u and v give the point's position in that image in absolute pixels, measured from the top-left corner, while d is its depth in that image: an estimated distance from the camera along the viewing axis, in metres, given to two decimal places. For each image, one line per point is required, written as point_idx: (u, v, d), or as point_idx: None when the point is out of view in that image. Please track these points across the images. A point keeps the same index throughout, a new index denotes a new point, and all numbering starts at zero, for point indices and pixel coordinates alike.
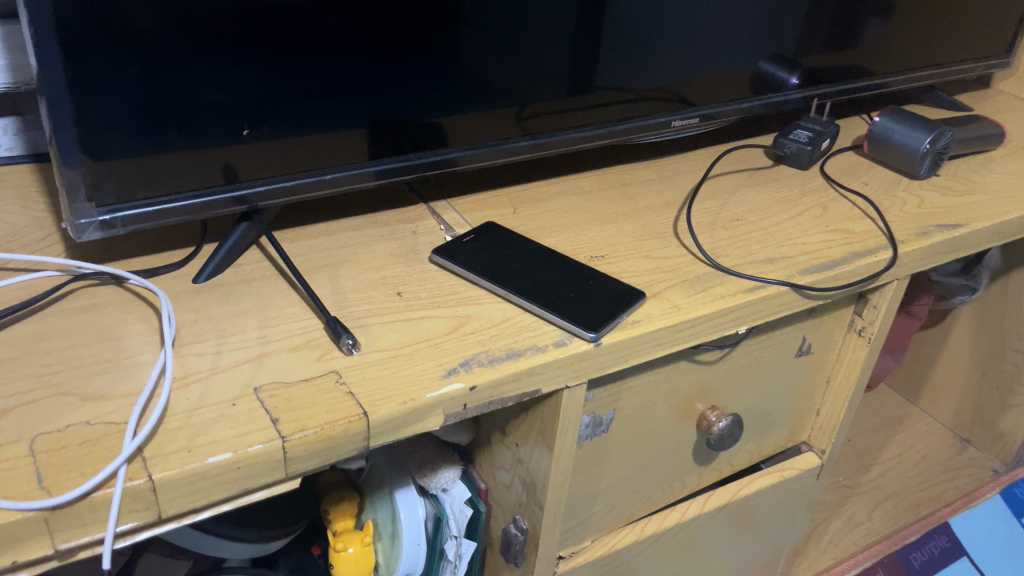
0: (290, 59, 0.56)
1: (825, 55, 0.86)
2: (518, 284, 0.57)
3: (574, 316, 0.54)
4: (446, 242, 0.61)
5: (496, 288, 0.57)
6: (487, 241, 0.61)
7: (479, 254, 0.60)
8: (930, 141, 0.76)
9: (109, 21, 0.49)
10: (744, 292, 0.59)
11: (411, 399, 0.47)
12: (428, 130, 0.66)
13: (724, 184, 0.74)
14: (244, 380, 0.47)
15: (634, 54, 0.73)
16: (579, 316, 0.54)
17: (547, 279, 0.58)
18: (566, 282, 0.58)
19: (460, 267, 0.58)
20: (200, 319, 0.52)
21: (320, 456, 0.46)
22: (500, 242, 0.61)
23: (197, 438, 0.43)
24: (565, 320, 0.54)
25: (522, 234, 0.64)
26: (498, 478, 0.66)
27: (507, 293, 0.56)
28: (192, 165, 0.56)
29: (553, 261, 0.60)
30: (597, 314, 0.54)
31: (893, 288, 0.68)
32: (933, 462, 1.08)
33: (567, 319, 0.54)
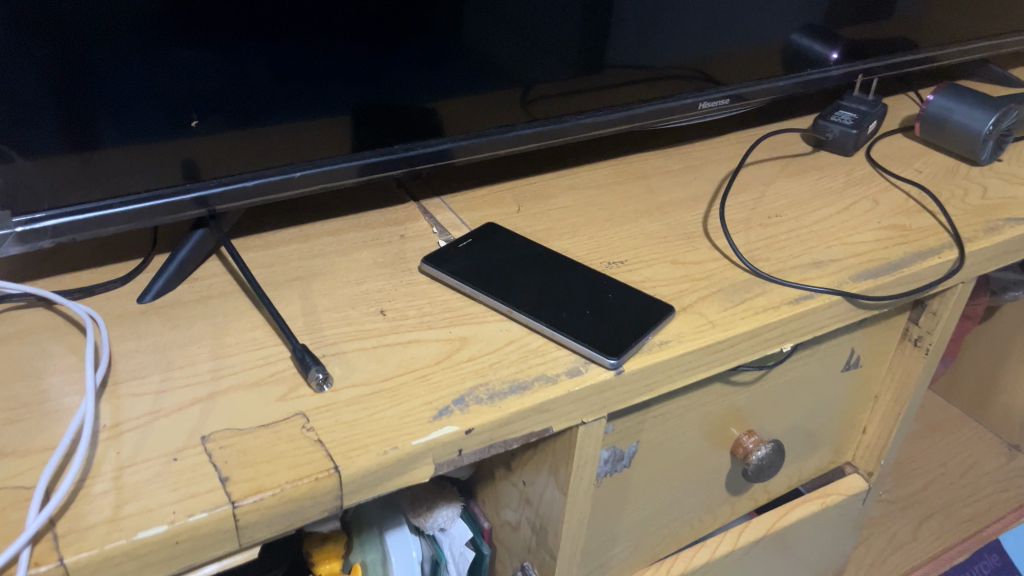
0: (243, 37, 0.47)
1: (869, 26, 0.76)
2: (523, 299, 0.48)
3: (590, 337, 0.45)
4: (439, 248, 0.52)
5: (497, 302, 0.48)
6: (487, 246, 0.53)
7: (478, 262, 0.51)
8: (994, 121, 0.66)
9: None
10: (790, 303, 0.50)
11: (393, 448, 0.39)
12: (419, 116, 0.57)
13: (759, 174, 0.65)
14: (190, 426, 0.39)
15: (654, 26, 0.64)
16: (595, 338, 0.45)
17: (557, 291, 0.49)
18: (579, 294, 0.49)
19: (454, 276, 0.50)
20: (143, 349, 0.43)
21: (281, 523, 0.37)
22: (502, 246, 0.53)
23: (126, 505, 0.35)
24: (578, 342, 0.45)
25: (528, 237, 0.55)
26: (504, 517, 0.58)
27: (510, 308, 0.47)
28: (131, 163, 0.48)
29: (564, 270, 0.51)
30: (618, 336, 0.46)
31: (957, 293, 0.59)
32: (981, 471, 0.99)
33: (581, 340, 0.45)
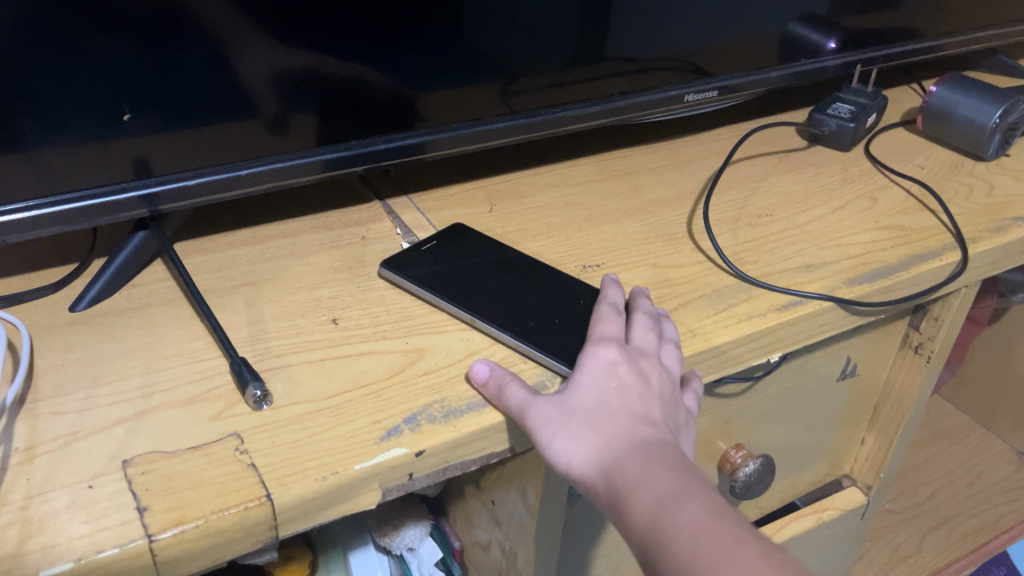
0: (183, 26, 0.43)
1: (870, 14, 0.72)
2: (489, 307, 0.44)
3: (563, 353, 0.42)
4: (400, 251, 0.49)
5: (465, 313, 0.44)
6: (453, 248, 0.49)
7: (441, 267, 0.47)
8: (1001, 114, 0.62)
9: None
10: (777, 311, 0.46)
11: (334, 473, 0.35)
12: (383, 110, 0.53)
13: (750, 171, 0.61)
14: (111, 449, 0.36)
15: (642, 14, 0.60)
16: (565, 352, 0.42)
17: (531, 301, 0.45)
18: (555, 305, 0.45)
19: (421, 283, 0.46)
20: (70, 362, 0.40)
21: (207, 556, 0.34)
22: (469, 249, 0.49)
23: (31, 539, 0.32)
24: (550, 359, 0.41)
25: (498, 239, 0.51)
26: (475, 537, 0.55)
27: (479, 319, 0.44)
28: (59, 161, 0.44)
29: (539, 278, 0.47)
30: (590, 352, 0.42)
31: (960, 297, 0.55)
32: (990, 480, 0.95)
33: (552, 356, 0.41)
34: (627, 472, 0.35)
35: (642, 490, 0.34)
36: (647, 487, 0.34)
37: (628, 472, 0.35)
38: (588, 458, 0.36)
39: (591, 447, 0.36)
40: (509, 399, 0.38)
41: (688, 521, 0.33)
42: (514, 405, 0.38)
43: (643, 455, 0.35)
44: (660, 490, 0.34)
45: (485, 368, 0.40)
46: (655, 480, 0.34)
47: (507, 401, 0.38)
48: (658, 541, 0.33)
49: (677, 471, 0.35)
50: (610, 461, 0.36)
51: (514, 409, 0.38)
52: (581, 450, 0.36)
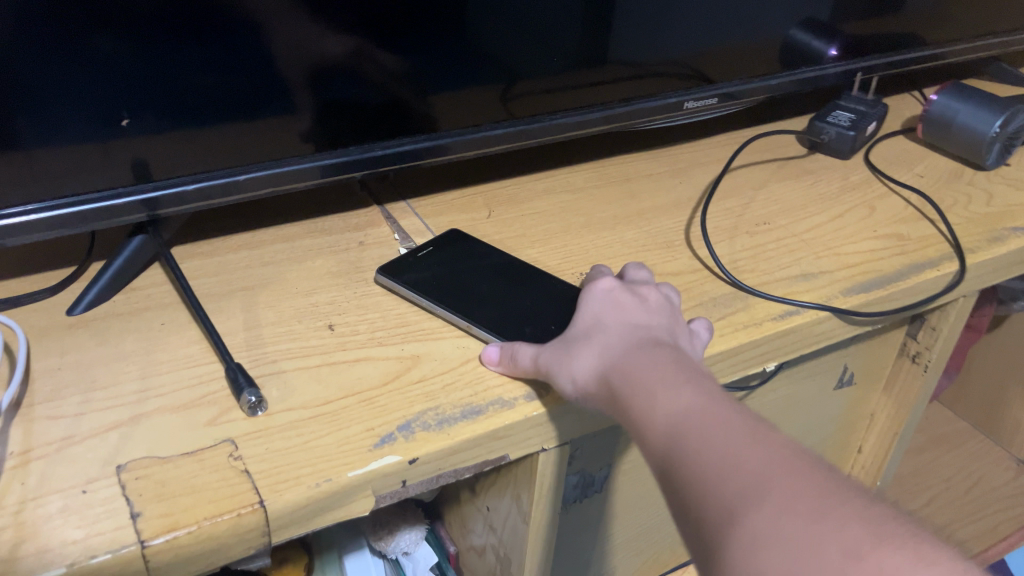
0: (180, 30, 0.43)
1: (872, 21, 0.72)
2: (484, 313, 0.44)
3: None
4: (399, 257, 0.49)
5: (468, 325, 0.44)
6: (450, 254, 0.49)
7: (439, 273, 0.48)
8: (1001, 123, 0.62)
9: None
10: (774, 320, 0.46)
11: (327, 480, 0.35)
12: (381, 115, 0.53)
13: (749, 178, 0.61)
14: (105, 454, 0.36)
15: (644, 18, 0.60)
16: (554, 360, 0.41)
17: (534, 313, 0.45)
18: (557, 315, 0.44)
19: (424, 293, 0.46)
20: (66, 366, 0.40)
21: (200, 562, 0.34)
22: (467, 256, 0.49)
23: (24, 544, 0.32)
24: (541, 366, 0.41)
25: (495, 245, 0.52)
26: (470, 542, 0.55)
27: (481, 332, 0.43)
28: (58, 165, 0.44)
29: (543, 290, 0.47)
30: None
31: (958, 308, 0.54)
32: (987, 487, 0.95)
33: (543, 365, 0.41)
34: (622, 370, 0.36)
35: (638, 383, 0.35)
36: (644, 378, 0.35)
37: (625, 369, 0.36)
38: (592, 371, 0.37)
39: (593, 360, 0.37)
40: (516, 354, 0.40)
41: (684, 408, 0.32)
42: (523, 353, 0.40)
43: (640, 357, 0.36)
44: (652, 380, 0.34)
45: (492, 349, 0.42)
46: (651, 372, 0.35)
47: (516, 355, 0.40)
48: (654, 423, 0.32)
49: (673, 366, 0.35)
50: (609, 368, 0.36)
51: (523, 355, 0.40)
52: (584, 366, 0.37)
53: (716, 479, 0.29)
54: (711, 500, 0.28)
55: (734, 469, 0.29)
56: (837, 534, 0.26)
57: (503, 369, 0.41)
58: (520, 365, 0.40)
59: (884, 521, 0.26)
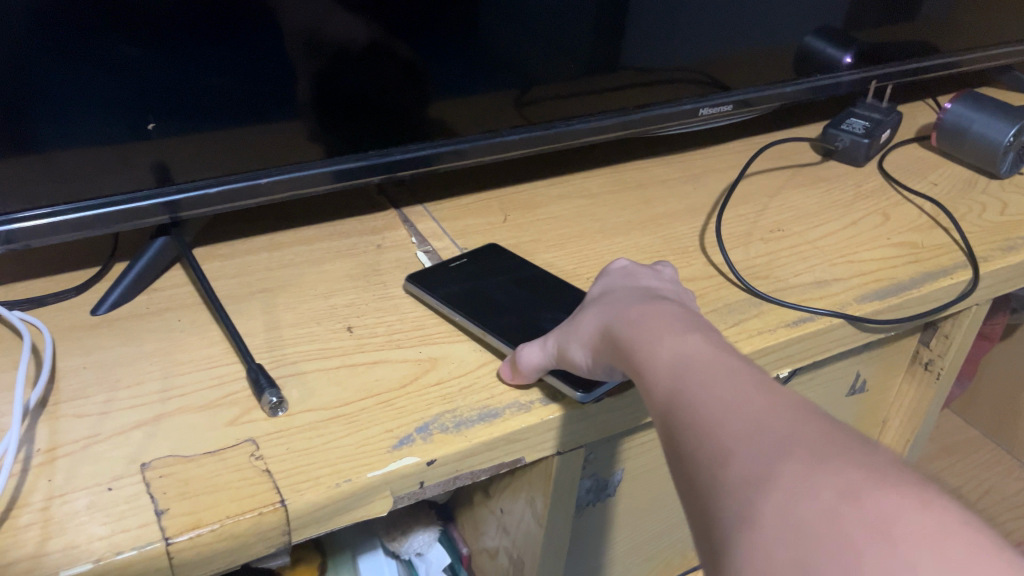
0: (203, 35, 0.44)
1: (887, 29, 0.72)
2: (501, 323, 0.44)
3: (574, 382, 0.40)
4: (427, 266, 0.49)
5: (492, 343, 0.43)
6: (480, 267, 0.49)
7: (465, 285, 0.48)
8: (1015, 132, 0.62)
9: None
10: (788, 326, 0.47)
11: (347, 480, 0.36)
12: (399, 119, 0.54)
13: (763, 184, 0.62)
14: (129, 452, 0.36)
15: (661, 24, 0.60)
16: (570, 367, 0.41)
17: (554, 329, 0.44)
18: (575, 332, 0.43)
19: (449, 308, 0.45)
20: (91, 365, 0.41)
21: (222, 559, 0.34)
22: (495, 271, 0.49)
23: (51, 540, 0.32)
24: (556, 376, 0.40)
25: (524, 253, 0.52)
26: (482, 543, 0.55)
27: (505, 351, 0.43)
28: (84, 168, 0.45)
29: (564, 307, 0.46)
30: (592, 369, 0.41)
31: (971, 315, 0.55)
32: (998, 495, 0.95)
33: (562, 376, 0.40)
34: (629, 324, 0.34)
35: (642, 333, 0.33)
36: (649, 329, 0.33)
37: (632, 321, 0.34)
38: (598, 334, 0.36)
39: (599, 323, 0.36)
40: (525, 352, 0.40)
41: (692, 354, 0.30)
42: (534, 348, 0.40)
43: (647, 311, 0.35)
44: (659, 327, 0.33)
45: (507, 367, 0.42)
46: (657, 323, 0.33)
47: (525, 353, 0.40)
48: (657, 371, 0.30)
49: (682, 318, 0.33)
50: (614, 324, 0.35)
51: (535, 350, 0.40)
52: (591, 331, 0.37)
53: (715, 421, 0.26)
54: (708, 441, 0.26)
55: (734, 411, 0.26)
56: (833, 471, 0.23)
57: (517, 376, 0.41)
58: (533, 358, 0.40)
59: (891, 465, 0.23)
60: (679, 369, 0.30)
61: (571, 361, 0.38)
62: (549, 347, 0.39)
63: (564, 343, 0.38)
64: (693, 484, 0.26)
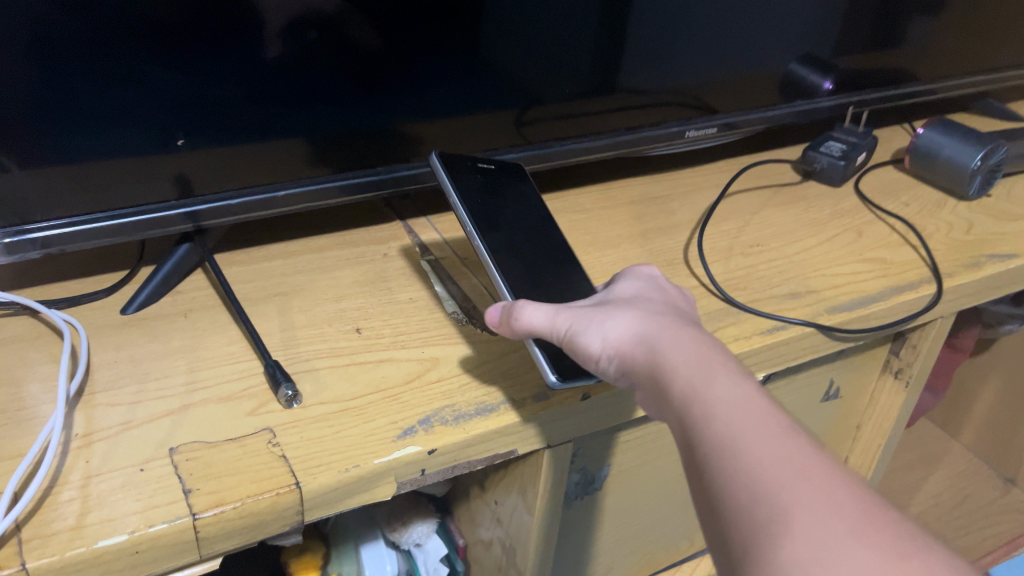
0: (230, 61, 0.48)
1: (867, 57, 0.76)
2: (511, 271, 0.46)
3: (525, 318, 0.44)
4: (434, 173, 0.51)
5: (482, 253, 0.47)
6: (503, 207, 0.51)
7: (490, 218, 0.49)
8: (982, 157, 0.66)
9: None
10: (762, 334, 0.51)
11: (355, 466, 0.40)
12: (405, 138, 0.58)
13: (745, 203, 0.66)
14: (159, 438, 0.40)
15: (651, 52, 0.65)
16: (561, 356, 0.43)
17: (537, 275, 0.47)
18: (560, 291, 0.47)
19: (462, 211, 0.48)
20: (121, 360, 0.44)
21: (242, 535, 0.38)
22: (513, 217, 0.51)
23: (89, 514, 0.36)
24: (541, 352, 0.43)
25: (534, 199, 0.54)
26: (477, 535, 0.59)
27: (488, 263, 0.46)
28: (119, 179, 0.49)
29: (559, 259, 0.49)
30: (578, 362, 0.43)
31: (937, 327, 0.58)
32: (974, 504, 0.98)
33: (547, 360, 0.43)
34: (673, 346, 0.36)
35: (685, 365, 0.34)
36: (694, 363, 0.34)
37: (675, 346, 0.36)
38: (634, 344, 0.37)
39: (637, 332, 0.37)
40: (529, 314, 0.40)
41: (741, 402, 0.32)
42: (541, 313, 0.40)
43: (683, 340, 0.36)
44: (709, 363, 0.34)
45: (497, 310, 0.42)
46: (699, 358, 0.35)
47: (529, 314, 0.40)
48: (702, 411, 0.32)
49: (724, 357, 0.35)
50: (649, 344, 0.36)
51: (541, 317, 0.40)
52: (626, 338, 0.37)
53: (770, 482, 0.28)
54: (764, 499, 0.28)
55: (793, 477, 0.28)
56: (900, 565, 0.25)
57: (507, 328, 0.41)
58: (535, 325, 0.40)
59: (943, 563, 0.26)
60: (729, 414, 0.31)
61: (577, 351, 0.39)
62: (560, 326, 0.39)
63: (581, 331, 0.38)
64: (738, 533, 0.28)
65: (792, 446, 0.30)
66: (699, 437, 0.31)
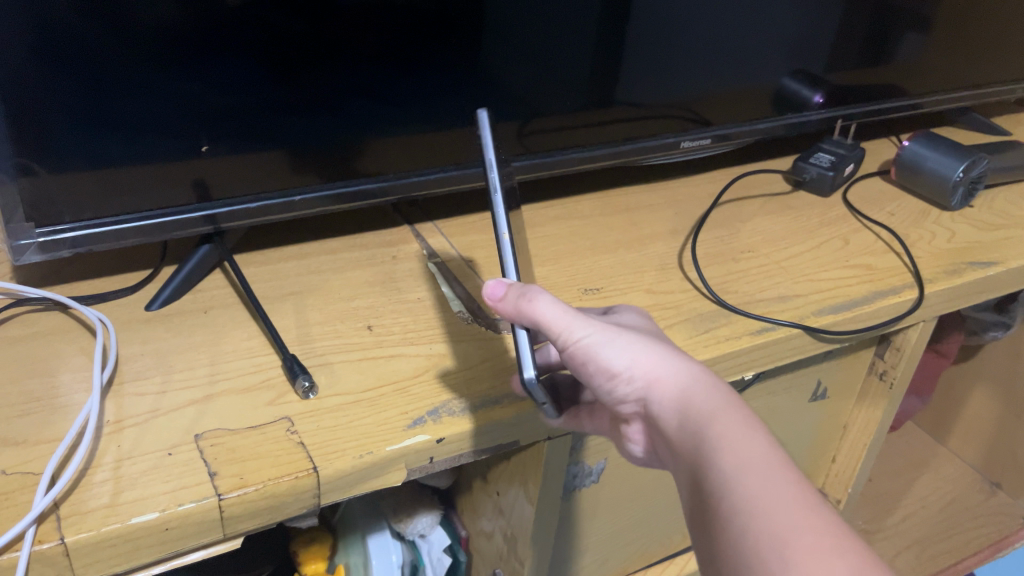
0: (252, 72, 0.51)
1: (855, 72, 0.80)
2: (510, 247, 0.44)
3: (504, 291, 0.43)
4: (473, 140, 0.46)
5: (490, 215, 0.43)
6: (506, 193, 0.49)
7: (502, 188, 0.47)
8: (964, 169, 0.69)
9: (36, 22, 0.44)
10: (752, 334, 0.53)
11: (369, 452, 0.42)
12: (414, 147, 0.61)
13: (737, 211, 0.69)
14: (185, 425, 0.43)
15: (649, 65, 0.68)
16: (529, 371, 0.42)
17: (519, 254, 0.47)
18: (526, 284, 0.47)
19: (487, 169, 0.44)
20: (147, 353, 0.47)
21: (264, 516, 0.41)
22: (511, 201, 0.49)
23: (122, 493, 0.39)
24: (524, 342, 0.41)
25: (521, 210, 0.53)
26: (480, 526, 0.62)
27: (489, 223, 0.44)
28: (145, 183, 0.52)
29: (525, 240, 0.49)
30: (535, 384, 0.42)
31: (919, 330, 0.61)
32: (960, 507, 1.01)
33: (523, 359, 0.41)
34: (703, 396, 0.37)
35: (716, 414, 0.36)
36: (727, 413, 0.36)
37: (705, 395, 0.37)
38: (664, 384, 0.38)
39: (668, 372, 0.38)
40: (545, 310, 0.39)
41: (768, 460, 0.34)
42: (557, 312, 0.39)
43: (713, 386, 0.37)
44: (737, 419, 0.36)
45: (494, 287, 0.40)
46: (728, 408, 0.36)
47: (546, 311, 0.39)
48: (734, 465, 0.33)
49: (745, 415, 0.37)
50: (678, 384, 0.38)
51: (556, 316, 0.39)
52: (658, 377, 0.38)
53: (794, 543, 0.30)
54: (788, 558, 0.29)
55: (816, 541, 0.30)
56: None
57: (513, 309, 0.39)
58: (548, 322, 0.39)
59: None
60: (759, 470, 0.33)
61: (593, 364, 0.39)
62: (578, 334, 0.39)
63: (605, 349, 0.38)
64: None
65: (821, 513, 0.31)
66: (728, 487, 0.33)
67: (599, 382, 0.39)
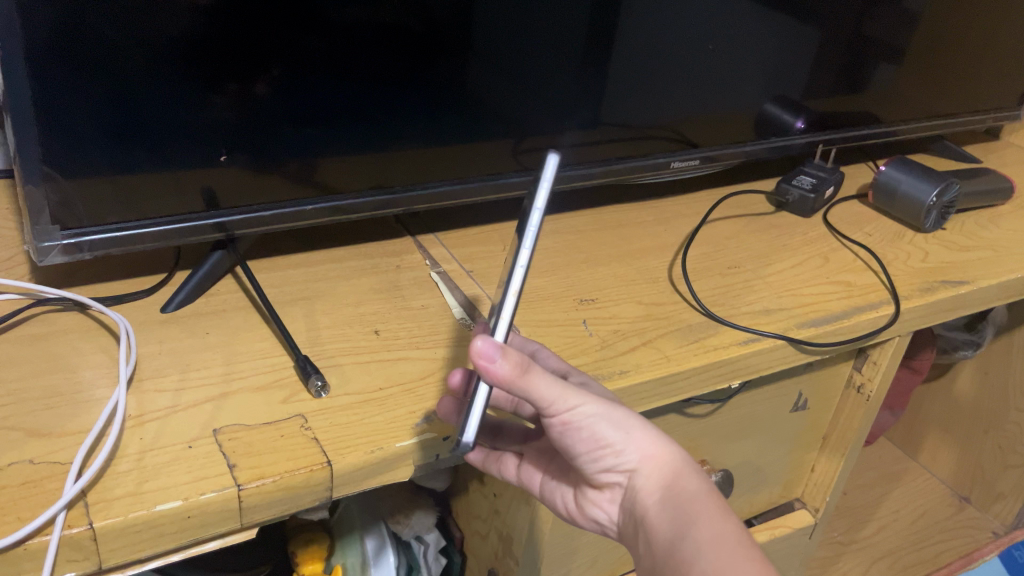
0: (269, 85, 0.54)
1: (834, 99, 0.84)
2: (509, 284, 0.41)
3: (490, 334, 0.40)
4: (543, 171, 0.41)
5: (525, 252, 0.39)
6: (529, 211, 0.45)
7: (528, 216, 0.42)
8: (937, 194, 0.73)
9: (67, 28, 0.46)
10: (738, 344, 0.56)
11: (379, 448, 0.45)
12: (418, 160, 0.64)
13: (724, 229, 0.72)
14: (204, 420, 0.45)
15: (636, 89, 0.71)
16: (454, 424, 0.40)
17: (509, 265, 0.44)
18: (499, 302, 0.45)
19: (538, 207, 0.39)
20: (164, 352, 0.49)
21: (279, 507, 0.43)
22: None
23: (146, 482, 0.40)
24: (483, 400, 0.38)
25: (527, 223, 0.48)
26: (474, 527, 0.66)
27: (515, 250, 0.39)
28: (166, 190, 0.54)
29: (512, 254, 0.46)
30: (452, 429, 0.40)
31: (894, 345, 0.65)
32: (931, 520, 1.05)
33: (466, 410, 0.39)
34: (682, 483, 0.41)
35: (693, 496, 0.41)
36: (705, 497, 0.41)
37: (682, 483, 0.41)
38: (649, 468, 0.41)
39: (653, 457, 0.41)
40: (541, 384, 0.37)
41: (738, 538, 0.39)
42: (554, 382, 0.38)
43: (690, 469, 0.42)
44: (708, 505, 0.40)
45: (487, 344, 0.36)
46: (703, 491, 0.41)
47: (542, 384, 0.38)
48: (708, 541, 0.39)
49: (713, 495, 0.41)
50: (665, 463, 0.41)
51: (551, 389, 0.38)
52: (644, 461, 0.41)
53: None
54: None
55: None
56: None
57: (508, 376, 0.36)
58: (544, 395, 0.38)
59: None
60: (732, 543, 0.39)
61: (586, 433, 0.40)
62: (577, 406, 0.39)
63: (603, 424, 0.40)
64: None
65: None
66: (701, 559, 0.38)
67: (587, 450, 0.41)
